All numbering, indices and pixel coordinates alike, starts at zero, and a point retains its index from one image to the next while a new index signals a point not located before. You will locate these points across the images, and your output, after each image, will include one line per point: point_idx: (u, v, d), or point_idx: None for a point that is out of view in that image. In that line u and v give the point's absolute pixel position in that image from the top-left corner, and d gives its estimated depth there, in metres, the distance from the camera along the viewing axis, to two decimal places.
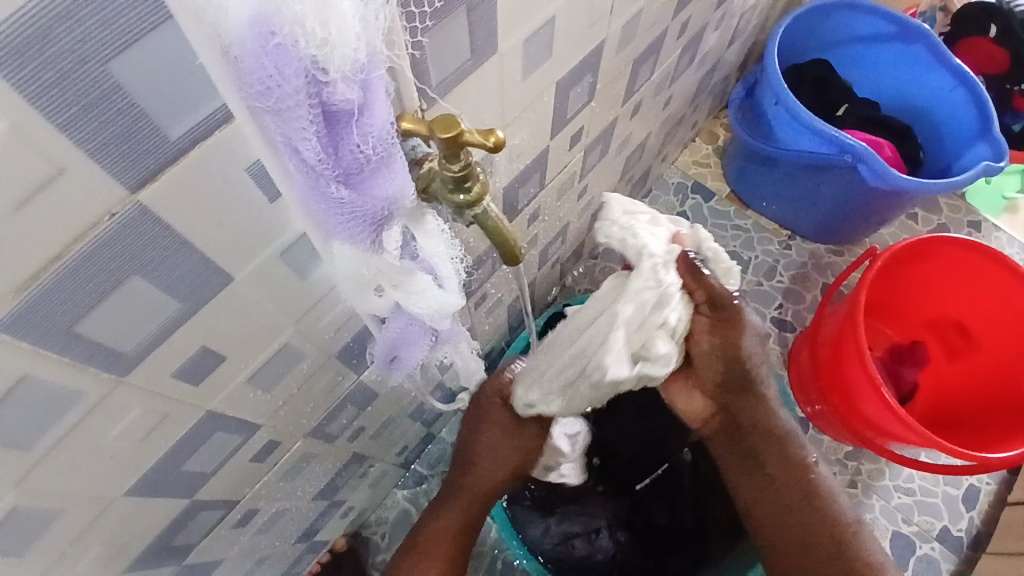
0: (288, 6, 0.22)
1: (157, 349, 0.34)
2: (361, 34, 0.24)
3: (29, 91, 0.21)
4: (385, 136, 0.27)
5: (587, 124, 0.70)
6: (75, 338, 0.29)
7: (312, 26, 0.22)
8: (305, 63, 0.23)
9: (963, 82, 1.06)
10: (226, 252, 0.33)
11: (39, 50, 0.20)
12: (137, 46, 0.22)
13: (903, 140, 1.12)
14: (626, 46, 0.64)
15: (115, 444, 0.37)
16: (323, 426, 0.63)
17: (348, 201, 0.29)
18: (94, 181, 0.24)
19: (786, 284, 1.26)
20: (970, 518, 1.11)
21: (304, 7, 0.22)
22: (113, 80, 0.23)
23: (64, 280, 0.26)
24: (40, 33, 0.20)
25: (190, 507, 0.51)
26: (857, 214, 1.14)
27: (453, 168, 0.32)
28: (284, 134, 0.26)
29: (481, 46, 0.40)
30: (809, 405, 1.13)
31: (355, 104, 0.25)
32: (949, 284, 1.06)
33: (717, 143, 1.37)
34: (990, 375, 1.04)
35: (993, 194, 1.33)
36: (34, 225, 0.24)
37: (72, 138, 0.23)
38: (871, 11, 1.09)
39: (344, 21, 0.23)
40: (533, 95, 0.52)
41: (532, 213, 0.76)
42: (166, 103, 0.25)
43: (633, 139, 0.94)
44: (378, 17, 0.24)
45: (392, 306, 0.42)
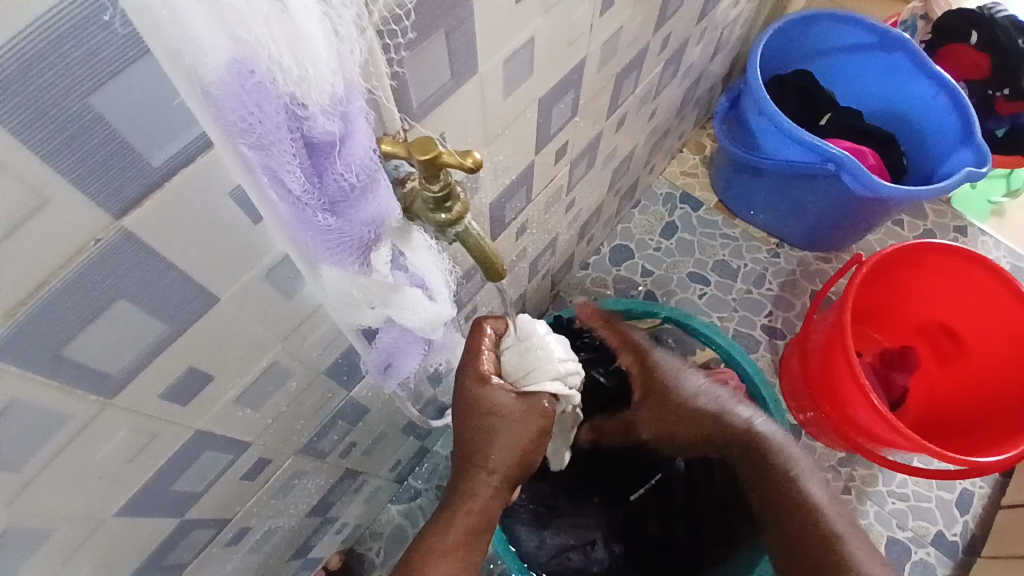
0: (266, 50, 0.23)
1: (144, 370, 0.34)
2: (336, 69, 0.25)
3: (12, 126, 0.21)
4: (366, 163, 0.29)
5: (572, 139, 0.71)
6: (62, 361, 0.29)
7: (290, 64, 0.24)
8: (285, 100, 0.24)
9: (944, 89, 1.07)
10: (211, 274, 0.33)
11: (19, 87, 0.21)
12: (117, 79, 0.23)
13: (886, 149, 1.14)
14: (608, 62, 0.65)
15: (104, 464, 0.37)
16: (314, 443, 0.63)
17: (334, 227, 0.31)
18: (78, 208, 0.25)
19: (775, 292, 1.27)
20: (965, 522, 1.11)
21: (280, 47, 0.23)
22: (95, 113, 0.23)
23: (51, 304, 0.27)
24: (18, 70, 0.21)
25: (180, 526, 0.51)
26: (843, 221, 1.16)
27: (432, 188, 0.32)
28: (269, 168, 0.27)
29: (461, 67, 0.41)
30: (802, 413, 1.15)
31: (336, 135, 0.27)
32: (935, 289, 1.08)
33: (704, 153, 1.38)
34: (978, 378, 1.05)
35: (978, 199, 1.35)
36: (18, 252, 0.24)
37: (56, 169, 0.23)
38: (850, 22, 1.11)
39: (320, 57, 0.24)
40: (515, 113, 0.53)
41: (520, 227, 0.77)
42: (147, 132, 0.25)
43: (619, 151, 0.95)
44: (351, 52, 0.26)
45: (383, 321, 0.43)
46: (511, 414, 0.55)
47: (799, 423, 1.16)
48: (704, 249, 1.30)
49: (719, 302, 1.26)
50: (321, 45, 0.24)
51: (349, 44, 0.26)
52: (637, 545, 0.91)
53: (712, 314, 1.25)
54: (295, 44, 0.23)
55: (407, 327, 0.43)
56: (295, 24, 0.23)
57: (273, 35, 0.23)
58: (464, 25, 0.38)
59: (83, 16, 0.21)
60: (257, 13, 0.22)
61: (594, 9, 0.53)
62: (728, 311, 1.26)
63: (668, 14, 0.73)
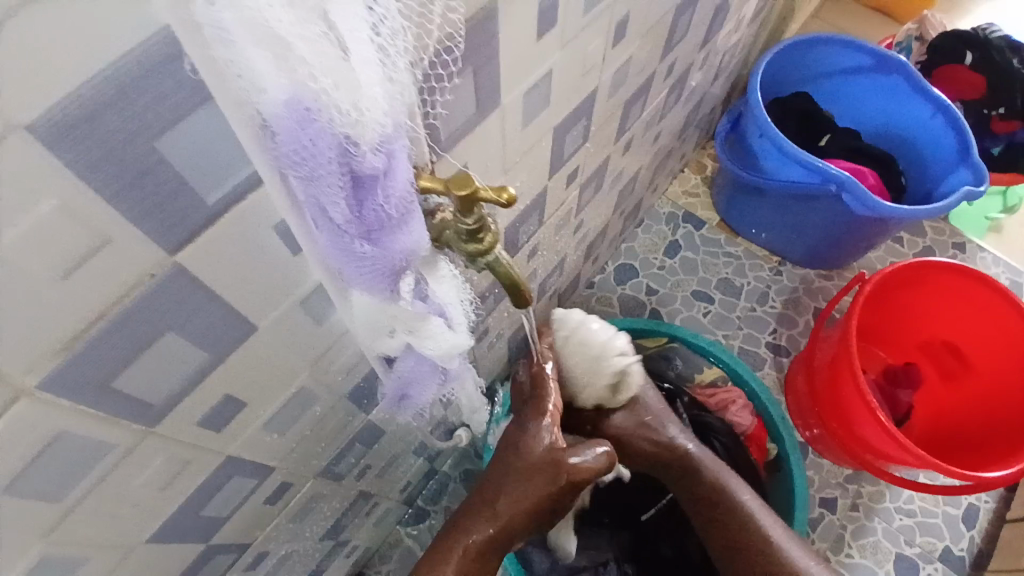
0: (325, 93, 0.23)
1: (184, 400, 0.35)
2: (386, 111, 0.25)
3: (77, 166, 0.22)
4: (405, 196, 0.29)
5: (583, 163, 0.73)
6: (109, 393, 0.30)
7: (347, 107, 0.24)
8: (338, 139, 0.25)
9: (940, 109, 1.10)
10: (251, 305, 0.34)
11: (90, 132, 0.22)
12: (182, 123, 0.24)
13: (884, 168, 1.16)
14: (619, 90, 0.67)
15: (141, 491, 0.38)
16: (332, 466, 0.64)
17: (369, 255, 0.31)
18: (136, 247, 0.26)
19: (779, 309, 1.28)
20: (971, 536, 1.12)
21: (336, 92, 0.23)
22: (159, 157, 0.24)
23: (104, 339, 0.28)
24: (92, 116, 0.21)
25: (205, 551, 0.51)
26: (845, 240, 1.18)
27: (467, 221, 0.34)
28: (314, 199, 0.27)
29: (486, 101, 0.42)
30: (808, 429, 1.16)
31: (380, 172, 0.27)
32: (938, 307, 1.09)
33: (705, 173, 1.41)
34: (982, 395, 1.06)
35: (976, 216, 1.38)
36: (79, 290, 0.25)
37: (119, 211, 0.24)
38: (848, 46, 1.14)
39: (374, 100, 0.24)
40: (531, 142, 0.54)
41: (532, 249, 0.78)
42: (204, 173, 0.26)
43: (625, 173, 0.97)
44: (401, 94, 0.26)
45: (403, 348, 0.44)
46: (540, 465, 0.57)
47: (806, 440, 1.17)
48: (707, 267, 1.32)
49: (724, 320, 1.27)
50: (374, 88, 0.24)
51: (400, 87, 0.26)
52: (650, 564, 0.91)
53: (717, 332, 1.26)
54: (349, 89, 0.23)
55: (425, 355, 0.43)
56: (353, 68, 0.23)
57: (330, 79, 0.23)
58: (490, 62, 0.40)
59: (151, 66, 0.22)
60: (319, 58, 0.22)
61: (606, 42, 0.55)
62: (733, 329, 1.27)
63: (675, 42, 0.75)
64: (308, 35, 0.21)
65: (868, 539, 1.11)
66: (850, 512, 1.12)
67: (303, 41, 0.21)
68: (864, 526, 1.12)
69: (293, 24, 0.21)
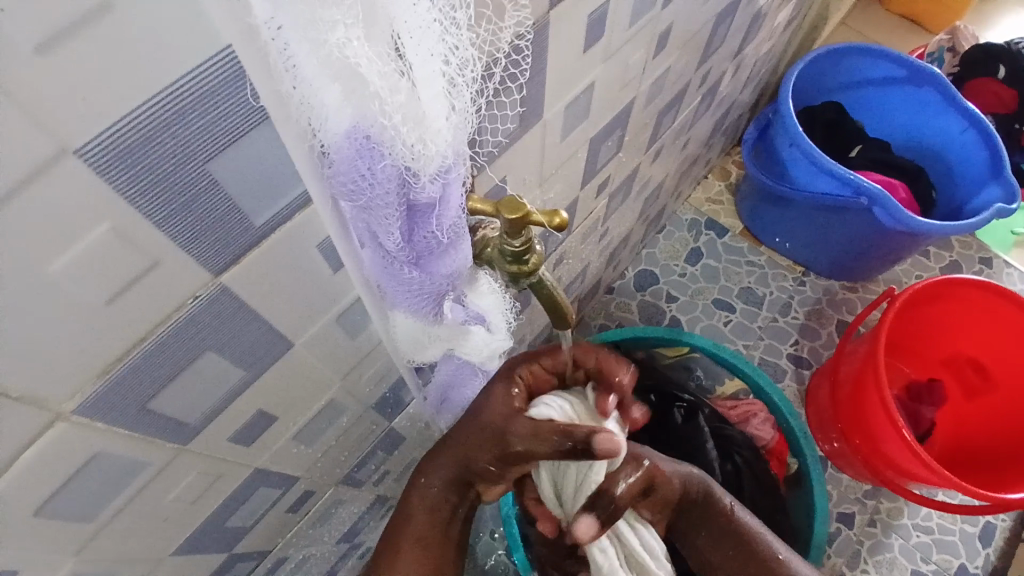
0: (389, 124, 0.23)
1: (218, 418, 0.34)
2: (451, 145, 0.25)
3: (125, 192, 0.21)
4: (458, 224, 0.29)
5: (613, 173, 0.71)
6: (147, 414, 0.29)
7: (410, 139, 0.23)
8: (398, 168, 0.25)
9: (974, 123, 1.07)
10: (289, 321, 0.34)
11: (143, 154, 0.21)
12: (238, 144, 0.23)
13: (915, 182, 1.14)
14: (654, 99, 0.66)
15: (173, 505, 0.37)
16: (353, 474, 0.63)
17: (416, 279, 0.31)
18: (183, 269, 0.25)
19: (801, 320, 1.26)
20: (987, 555, 1.09)
21: (403, 127, 0.23)
22: (211, 179, 0.23)
23: (147, 359, 0.27)
24: (146, 138, 0.20)
25: (227, 559, 0.51)
26: (872, 252, 1.15)
27: (513, 244, 0.33)
28: (369, 225, 0.27)
29: (528, 115, 0.41)
30: (828, 443, 1.14)
31: (436, 201, 0.27)
32: (964, 323, 1.07)
33: (729, 180, 1.39)
34: (1007, 415, 1.04)
35: (1003, 230, 1.35)
36: (125, 313, 0.24)
37: (168, 234, 0.23)
38: (883, 56, 1.11)
39: (438, 132, 0.24)
40: (568, 153, 0.53)
41: (558, 258, 0.77)
42: (255, 195, 0.26)
43: (652, 180, 0.96)
44: (465, 126, 0.26)
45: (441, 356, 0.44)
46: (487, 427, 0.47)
47: (826, 454, 1.15)
48: (729, 275, 1.30)
49: (744, 330, 1.25)
50: (440, 121, 0.24)
51: (465, 118, 0.25)
52: None
53: (738, 342, 1.24)
54: (416, 123, 0.23)
55: (466, 360, 0.44)
56: (420, 100, 0.23)
57: (399, 114, 0.23)
58: (536, 76, 0.38)
59: (210, 86, 0.21)
60: (390, 93, 0.22)
61: (647, 54, 0.54)
62: (753, 339, 1.25)
63: (711, 50, 0.73)
64: (382, 70, 0.21)
65: (885, 556, 1.09)
66: (868, 528, 1.11)
67: (377, 76, 0.21)
68: (881, 543, 1.10)
69: (368, 58, 0.21)
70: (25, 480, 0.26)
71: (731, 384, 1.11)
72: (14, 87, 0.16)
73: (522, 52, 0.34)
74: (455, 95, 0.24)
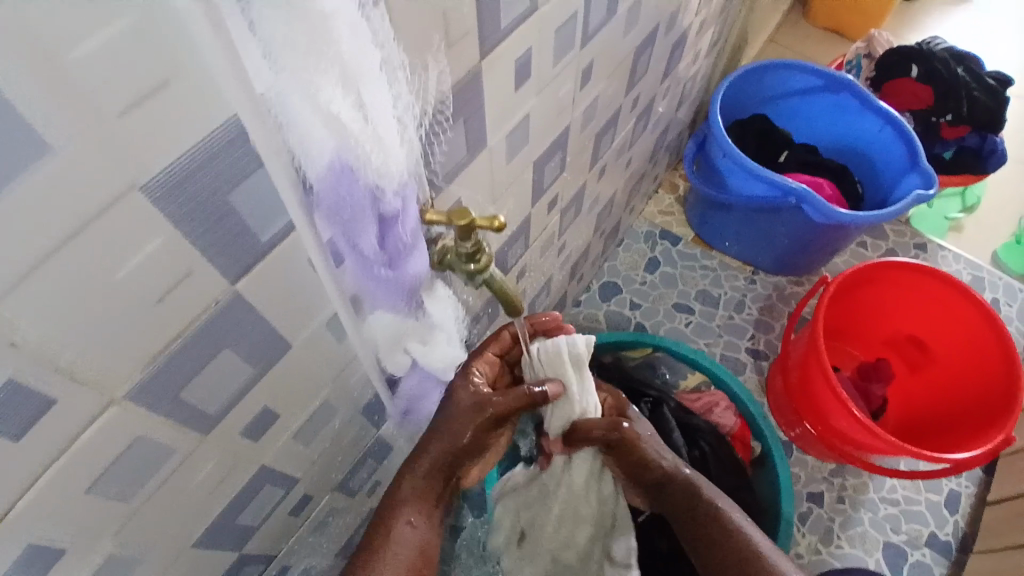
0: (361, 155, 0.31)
1: (231, 410, 0.41)
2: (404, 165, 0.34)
3: (173, 216, 0.28)
4: (415, 226, 0.38)
5: (562, 190, 0.80)
6: (178, 402, 0.36)
7: (377, 163, 0.32)
8: (370, 186, 0.33)
9: (889, 121, 1.19)
10: (288, 325, 0.41)
11: (183, 189, 0.28)
12: (251, 181, 0.31)
13: (841, 179, 1.26)
14: (590, 123, 0.75)
15: (193, 495, 0.43)
16: (347, 480, 0.69)
17: (390, 276, 0.39)
18: (208, 279, 0.32)
19: (755, 315, 1.36)
20: (955, 521, 1.17)
21: (372, 154, 0.32)
22: (230, 208, 0.31)
23: (179, 353, 0.34)
24: (186, 177, 0.28)
25: (238, 559, 0.56)
26: (811, 246, 1.26)
27: (466, 246, 0.41)
28: (350, 234, 0.35)
29: (475, 143, 0.49)
30: (790, 429, 1.23)
31: (398, 210, 0.35)
32: (901, 304, 1.17)
33: (677, 193, 1.50)
34: (948, 381, 1.14)
35: (936, 218, 1.48)
36: (166, 314, 0.31)
37: (200, 251, 0.31)
38: (801, 68, 1.24)
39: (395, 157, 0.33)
40: (516, 174, 0.62)
41: (520, 270, 0.85)
42: (262, 219, 0.33)
43: (602, 196, 1.05)
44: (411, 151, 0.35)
45: (409, 365, 0.53)
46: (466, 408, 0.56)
47: (790, 439, 1.24)
48: (685, 280, 1.40)
49: (704, 329, 1.34)
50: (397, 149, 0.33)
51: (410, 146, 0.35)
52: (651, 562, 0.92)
53: (699, 341, 1.33)
54: (381, 151, 0.32)
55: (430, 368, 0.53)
56: (380, 133, 0.31)
57: (370, 145, 0.31)
58: (478, 112, 0.47)
59: (232, 138, 0.28)
60: (360, 132, 0.31)
61: (575, 86, 0.63)
62: (713, 337, 1.34)
63: (637, 78, 0.84)
64: (353, 117, 0.30)
65: (856, 530, 1.16)
66: (837, 505, 1.18)
67: (353, 121, 0.30)
68: (851, 518, 1.17)
69: (343, 110, 0.29)
70: (85, 456, 0.32)
71: (694, 376, 1.17)
72: (101, 138, 0.24)
73: (445, 113, 0.42)
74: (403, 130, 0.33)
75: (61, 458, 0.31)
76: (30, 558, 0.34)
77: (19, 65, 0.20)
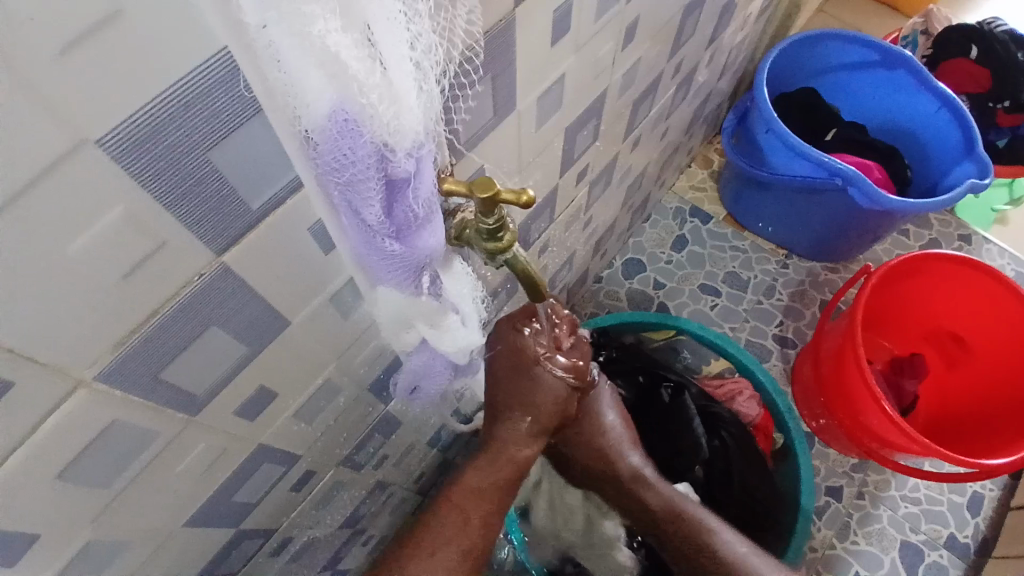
0: (368, 106, 0.25)
1: (223, 390, 0.37)
2: (422, 123, 0.28)
3: (138, 175, 0.24)
4: (431, 197, 0.32)
5: (592, 161, 0.74)
6: (160, 383, 0.32)
7: (387, 118, 0.26)
8: (377, 146, 0.27)
9: (946, 103, 1.10)
10: (285, 300, 0.37)
11: (152, 143, 0.24)
12: (235, 134, 0.26)
13: (890, 161, 1.18)
14: (627, 89, 0.69)
15: (181, 477, 0.40)
16: (352, 456, 0.67)
17: (398, 250, 0.34)
18: (188, 249, 0.28)
19: (785, 301, 1.29)
20: (977, 524, 1.12)
21: (380, 106, 0.26)
22: (211, 168, 0.26)
23: (157, 331, 0.30)
24: (155, 129, 0.23)
25: (236, 535, 0.54)
26: (852, 232, 1.18)
27: (488, 222, 0.36)
28: (351, 201, 0.30)
29: (502, 106, 0.44)
30: (815, 420, 1.18)
31: (410, 175, 0.30)
32: (944, 298, 1.10)
33: (712, 168, 1.42)
34: (987, 382, 1.07)
35: (982, 209, 1.38)
36: (140, 287, 0.27)
37: (177, 217, 0.27)
38: (856, 40, 1.14)
39: (410, 111, 0.27)
40: (544, 142, 0.56)
41: (542, 246, 0.80)
42: (252, 181, 0.29)
43: (634, 168, 0.99)
44: (431, 106, 0.29)
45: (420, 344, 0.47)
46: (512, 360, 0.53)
47: (812, 430, 1.19)
48: (714, 261, 1.33)
49: (730, 313, 1.29)
50: (413, 102, 0.27)
51: (430, 98, 0.28)
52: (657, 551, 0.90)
53: (724, 325, 1.28)
54: (392, 103, 0.26)
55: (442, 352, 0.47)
56: (392, 81, 0.25)
57: (378, 95, 0.25)
58: (507, 70, 0.42)
59: (209, 82, 0.24)
60: (368, 77, 0.25)
61: (616, 46, 0.57)
62: (739, 321, 1.28)
63: (681, 42, 0.77)
64: (359, 57, 0.24)
65: (874, 527, 1.12)
66: (856, 500, 1.14)
67: (355, 61, 0.24)
68: (870, 514, 1.13)
69: (347, 47, 0.23)
70: (50, 442, 0.29)
71: (717, 363, 1.13)
72: (40, 77, 0.19)
73: (470, 58, 0.37)
74: (423, 78, 0.27)
75: (23, 444, 0.28)
76: None
77: None
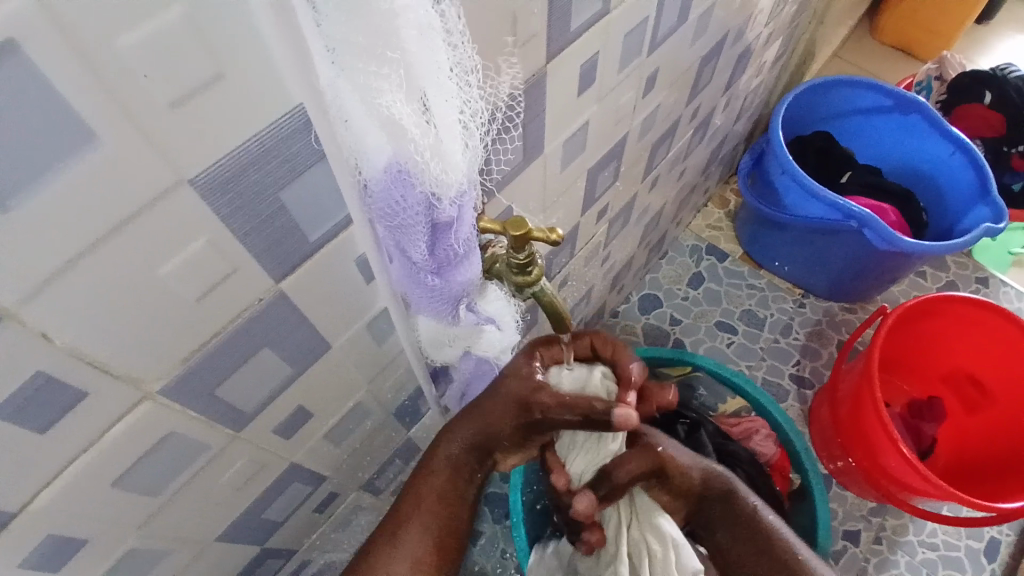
0: (420, 161, 0.29)
1: (267, 407, 0.40)
2: (466, 175, 0.31)
3: (224, 214, 0.27)
4: (470, 238, 0.35)
5: (612, 200, 0.78)
6: (214, 399, 0.35)
7: (436, 172, 0.29)
8: (425, 195, 0.30)
9: (960, 148, 1.12)
10: (328, 325, 0.39)
11: (235, 184, 0.27)
12: (303, 178, 0.30)
13: (904, 204, 1.19)
14: (647, 133, 0.72)
15: (221, 490, 0.43)
16: (373, 480, 0.68)
17: (437, 285, 0.36)
18: (254, 277, 0.31)
19: (802, 341, 1.30)
20: (992, 570, 1.09)
21: (431, 162, 0.29)
22: (281, 205, 0.30)
23: (216, 351, 0.33)
24: (238, 171, 0.26)
25: (260, 553, 0.56)
26: (868, 272, 1.19)
27: (519, 257, 0.39)
28: (401, 240, 0.33)
29: (531, 149, 0.47)
30: (833, 461, 1.16)
31: (453, 221, 0.32)
32: (960, 339, 1.10)
33: (728, 208, 1.45)
34: (1004, 426, 1.06)
35: (999, 252, 1.39)
36: (209, 310, 0.30)
37: (249, 249, 0.30)
38: (870, 87, 1.18)
39: (456, 167, 0.30)
40: (568, 183, 0.59)
41: (562, 279, 0.83)
42: (312, 217, 0.32)
43: (651, 208, 1.02)
44: (476, 160, 0.32)
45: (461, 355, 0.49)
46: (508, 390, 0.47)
47: (830, 472, 1.17)
48: (730, 298, 1.35)
49: (746, 351, 1.29)
50: (459, 158, 0.30)
51: (475, 154, 0.31)
52: None
53: (741, 363, 1.28)
54: (441, 159, 0.29)
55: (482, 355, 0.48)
56: (442, 140, 0.28)
57: (427, 152, 0.28)
58: (538, 117, 0.45)
59: (290, 131, 0.27)
60: (422, 137, 0.28)
61: (637, 94, 0.61)
62: (756, 359, 1.29)
63: (699, 89, 0.80)
64: (416, 121, 0.27)
65: (892, 573, 1.09)
66: (873, 545, 1.11)
67: (413, 125, 0.27)
68: (887, 560, 1.10)
69: (406, 113, 0.27)
70: (113, 450, 0.32)
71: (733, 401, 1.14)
72: (150, 129, 0.22)
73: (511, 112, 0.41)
74: (469, 137, 0.30)
75: (89, 450, 0.31)
76: (53, 548, 0.34)
77: (58, 45, 0.19)
